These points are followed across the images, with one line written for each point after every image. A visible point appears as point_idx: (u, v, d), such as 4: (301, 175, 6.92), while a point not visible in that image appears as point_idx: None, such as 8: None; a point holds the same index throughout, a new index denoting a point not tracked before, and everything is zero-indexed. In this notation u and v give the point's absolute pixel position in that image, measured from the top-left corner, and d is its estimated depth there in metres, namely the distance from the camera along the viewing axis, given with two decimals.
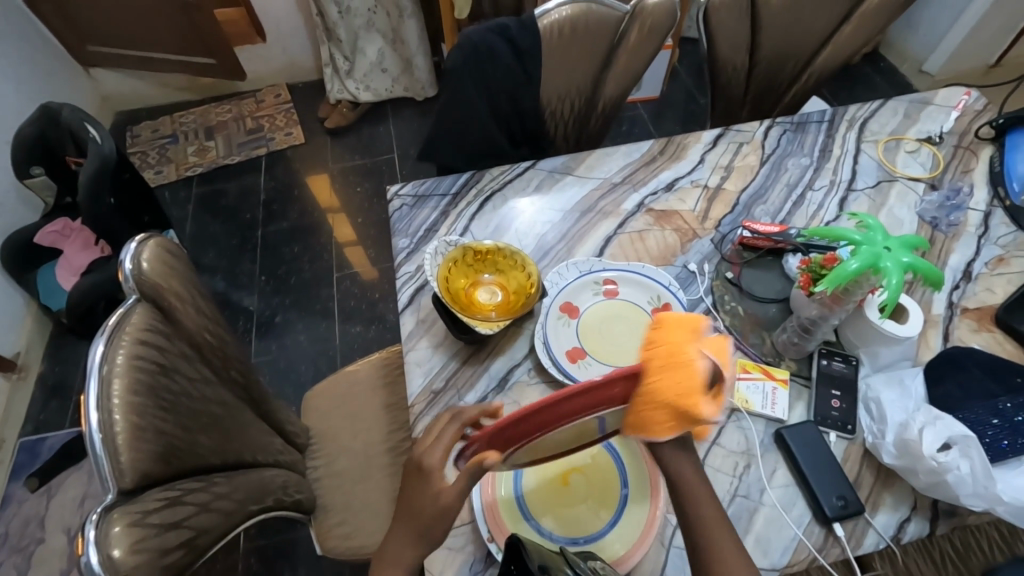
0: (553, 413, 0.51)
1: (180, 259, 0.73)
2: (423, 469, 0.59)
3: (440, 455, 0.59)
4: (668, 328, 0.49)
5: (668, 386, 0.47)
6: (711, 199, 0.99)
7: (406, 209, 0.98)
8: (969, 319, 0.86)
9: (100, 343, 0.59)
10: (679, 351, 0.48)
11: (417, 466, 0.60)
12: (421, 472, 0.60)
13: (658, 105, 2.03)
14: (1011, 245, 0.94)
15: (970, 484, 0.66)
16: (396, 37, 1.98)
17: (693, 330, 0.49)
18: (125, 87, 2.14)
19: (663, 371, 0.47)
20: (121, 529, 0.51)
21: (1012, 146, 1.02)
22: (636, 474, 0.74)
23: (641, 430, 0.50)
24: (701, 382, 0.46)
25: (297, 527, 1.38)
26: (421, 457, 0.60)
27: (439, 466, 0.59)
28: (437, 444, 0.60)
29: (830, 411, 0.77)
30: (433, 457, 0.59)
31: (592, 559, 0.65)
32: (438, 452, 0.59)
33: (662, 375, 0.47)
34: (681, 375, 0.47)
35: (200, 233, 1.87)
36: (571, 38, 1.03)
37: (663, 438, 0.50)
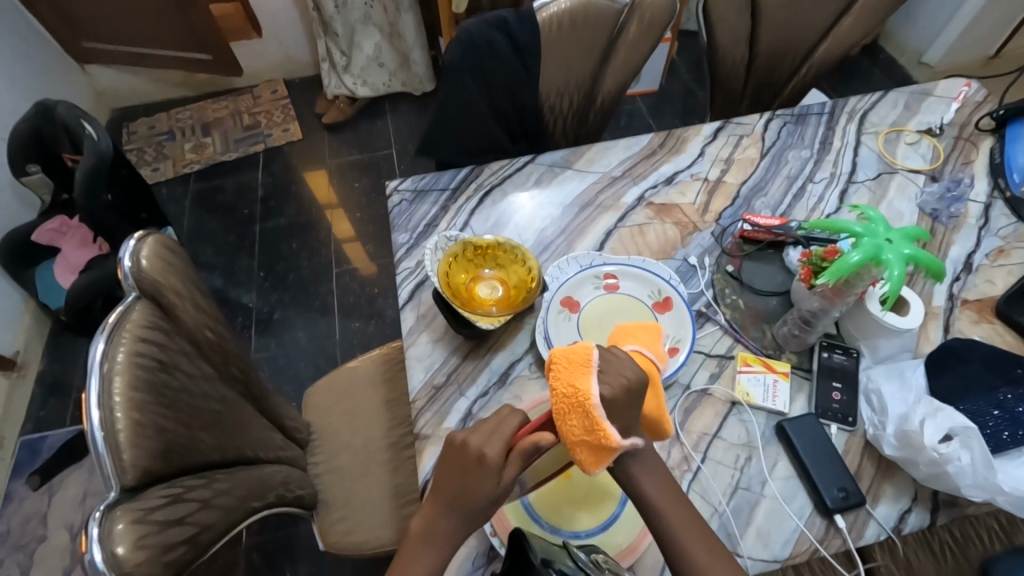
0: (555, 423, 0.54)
1: (179, 256, 0.73)
2: (483, 462, 0.54)
3: (503, 446, 0.54)
4: (563, 368, 0.53)
5: (574, 424, 0.50)
6: (711, 192, 0.99)
7: (405, 204, 0.98)
8: (969, 311, 0.86)
9: (100, 340, 0.59)
10: (574, 389, 0.51)
11: (475, 458, 0.55)
12: (478, 465, 0.54)
13: (657, 99, 2.03)
14: (1011, 236, 0.94)
15: (970, 475, 0.67)
16: (393, 31, 1.97)
17: (583, 366, 0.52)
18: (120, 83, 2.12)
19: (567, 410, 0.51)
20: (124, 527, 0.51)
21: (1012, 137, 1.02)
22: None
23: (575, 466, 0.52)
24: (599, 416, 0.49)
25: (298, 522, 1.38)
26: (482, 449, 0.54)
27: (502, 459, 0.54)
28: (495, 435, 0.55)
29: (831, 403, 0.77)
30: (494, 448, 0.54)
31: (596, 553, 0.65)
32: (502, 444, 0.54)
33: (565, 415, 0.51)
34: (582, 413, 0.50)
35: (198, 230, 1.86)
36: (569, 31, 1.03)
37: (597, 471, 0.52)
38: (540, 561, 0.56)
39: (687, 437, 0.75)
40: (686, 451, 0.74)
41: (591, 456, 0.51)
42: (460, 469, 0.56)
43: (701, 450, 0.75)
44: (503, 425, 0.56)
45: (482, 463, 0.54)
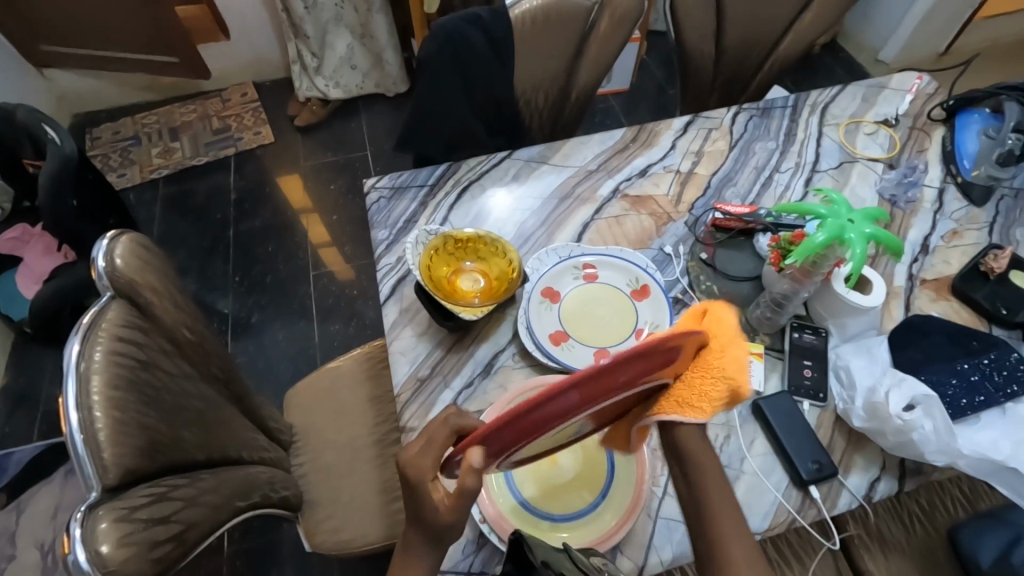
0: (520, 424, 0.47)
1: (155, 255, 0.71)
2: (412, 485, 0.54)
3: (432, 467, 0.54)
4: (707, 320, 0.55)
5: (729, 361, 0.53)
6: (684, 183, 1.02)
7: (384, 201, 0.98)
8: (928, 289, 0.91)
9: (75, 340, 0.58)
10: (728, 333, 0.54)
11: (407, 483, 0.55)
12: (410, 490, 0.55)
13: (628, 97, 2.07)
14: (964, 218, 1.00)
15: (933, 442, 0.71)
16: (366, 32, 1.96)
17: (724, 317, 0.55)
18: (82, 88, 2.07)
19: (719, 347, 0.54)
20: (108, 525, 0.51)
21: (962, 126, 1.07)
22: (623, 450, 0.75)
23: (695, 407, 0.54)
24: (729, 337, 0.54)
25: (281, 527, 1.36)
26: (408, 472, 0.55)
27: (430, 476, 0.54)
28: (426, 457, 0.55)
29: (803, 380, 0.80)
30: (422, 473, 0.54)
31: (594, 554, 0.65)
32: (428, 462, 0.54)
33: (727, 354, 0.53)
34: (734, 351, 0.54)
35: (170, 235, 1.82)
36: (542, 27, 1.04)
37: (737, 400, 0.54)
38: (542, 562, 0.57)
39: None
40: None
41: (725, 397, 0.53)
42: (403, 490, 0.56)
43: None
44: (433, 443, 0.55)
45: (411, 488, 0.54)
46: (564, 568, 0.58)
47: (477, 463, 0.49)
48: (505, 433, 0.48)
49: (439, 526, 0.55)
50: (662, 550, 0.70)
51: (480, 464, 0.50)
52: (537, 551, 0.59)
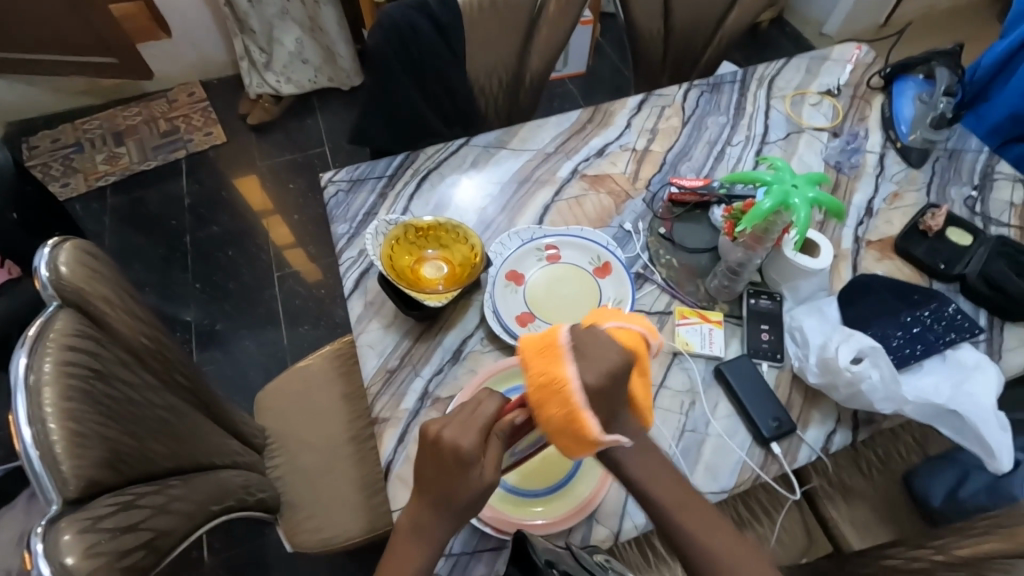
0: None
1: (104, 262, 0.69)
2: (460, 455, 0.54)
3: (480, 437, 0.54)
4: (536, 356, 0.54)
5: (554, 414, 0.52)
6: (640, 161, 1.04)
7: (342, 195, 0.97)
8: (873, 250, 0.95)
9: (22, 353, 0.56)
10: (551, 375, 0.52)
11: (451, 452, 0.54)
12: (456, 459, 0.54)
13: (585, 80, 2.08)
14: (904, 180, 1.05)
15: (880, 391, 0.75)
16: (314, 24, 1.91)
17: (557, 351, 0.53)
18: (13, 95, 1.95)
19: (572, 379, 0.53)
20: (72, 537, 0.50)
21: (898, 93, 1.12)
22: None
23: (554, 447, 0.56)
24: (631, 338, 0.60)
25: (264, 532, 1.35)
26: (457, 443, 0.54)
27: (478, 449, 0.54)
28: (471, 425, 0.55)
29: (761, 343, 0.84)
30: (470, 440, 0.54)
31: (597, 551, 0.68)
32: (478, 435, 0.54)
33: (545, 404, 0.52)
34: (561, 400, 0.51)
35: (123, 245, 1.76)
36: (491, 11, 1.04)
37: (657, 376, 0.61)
38: (544, 562, 0.61)
39: None
40: None
41: (571, 445, 0.53)
42: (439, 462, 0.56)
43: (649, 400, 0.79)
44: (477, 414, 0.55)
45: (460, 457, 0.54)
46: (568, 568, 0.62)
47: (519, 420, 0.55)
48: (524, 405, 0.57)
49: (468, 501, 0.57)
50: (636, 514, 0.73)
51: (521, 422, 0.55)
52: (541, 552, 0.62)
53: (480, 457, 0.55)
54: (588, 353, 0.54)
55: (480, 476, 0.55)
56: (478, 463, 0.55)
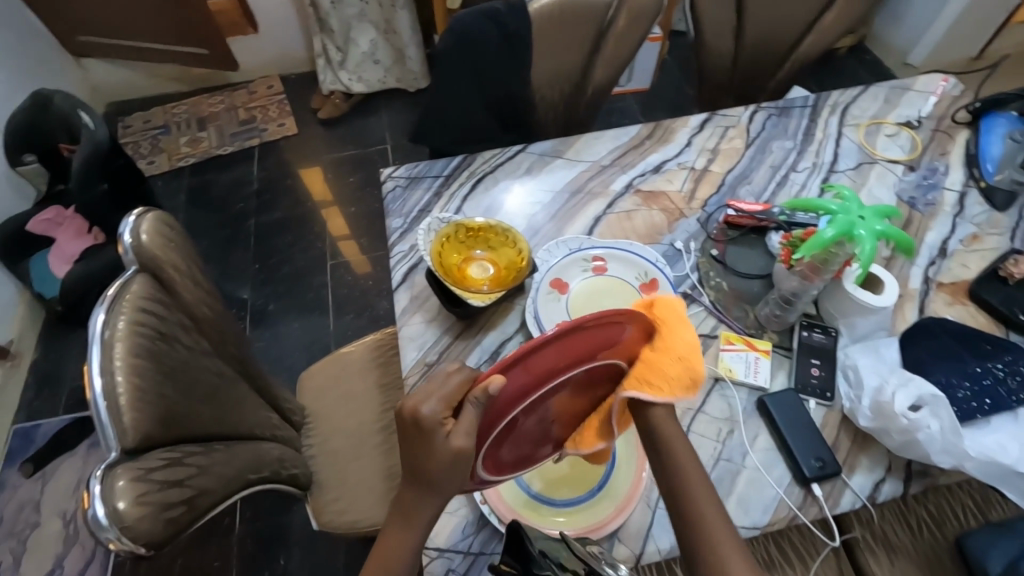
0: (537, 365, 0.53)
1: (178, 233, 0.74)
2: (421, 421, 0.54)
3: (441, 404, 0.54)
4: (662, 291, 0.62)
5: (688, 335, 0.58)
6: (697, 180, 1.02)
7: (399, 190, 1.00)
8: (943, 293, 0.89)
9: (101, 310, 0.61)
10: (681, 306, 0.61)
11: (414, 420, 0.54)
12: (417, 428, 0.54)
13: (647, 97, 2.06)
14: (985, 223, 0.98)
15: (938, 442, 0.70)
16: (389, 28, 1.99)
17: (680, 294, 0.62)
18: (116, 77, 2.14)
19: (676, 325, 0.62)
20: (125, 484, 0.53)
21: (986, 129, 1.05)
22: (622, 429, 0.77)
23: (652, 386, 0.58)
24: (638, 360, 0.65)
25: (291, 509, 1.40)
26: (418, 408, 0.54)
27: (439, 416, 0.54)
28: (435, 393, 0.55)
29: (810, 379, 0.80)
30: (430, 406, 0.54)
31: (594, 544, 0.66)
32: (438, 400, 0.54)
33: (678, 328, 0.59)
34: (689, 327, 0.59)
35: (194, 222, 1.88)
36: (560, 22, 1.06)
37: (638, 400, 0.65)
38: (538, 551, 0.60)
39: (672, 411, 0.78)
40: None
41: (683, 378, 0.58)
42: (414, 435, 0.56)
43: (685, 423, 0.77)
44: (444, 383, 0.55)
45: (419, 423, 0.54)
46: (563, 558, 0.60)
47: (494, 388, 0.51)
48: (518, 373, 0.53)
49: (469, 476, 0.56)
50: (662, 537, 0.71)
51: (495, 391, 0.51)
52: (536, 541, 0.62)
53: (440, 425, 0.54)
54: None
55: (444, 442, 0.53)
56: (440, 431, 0.53)
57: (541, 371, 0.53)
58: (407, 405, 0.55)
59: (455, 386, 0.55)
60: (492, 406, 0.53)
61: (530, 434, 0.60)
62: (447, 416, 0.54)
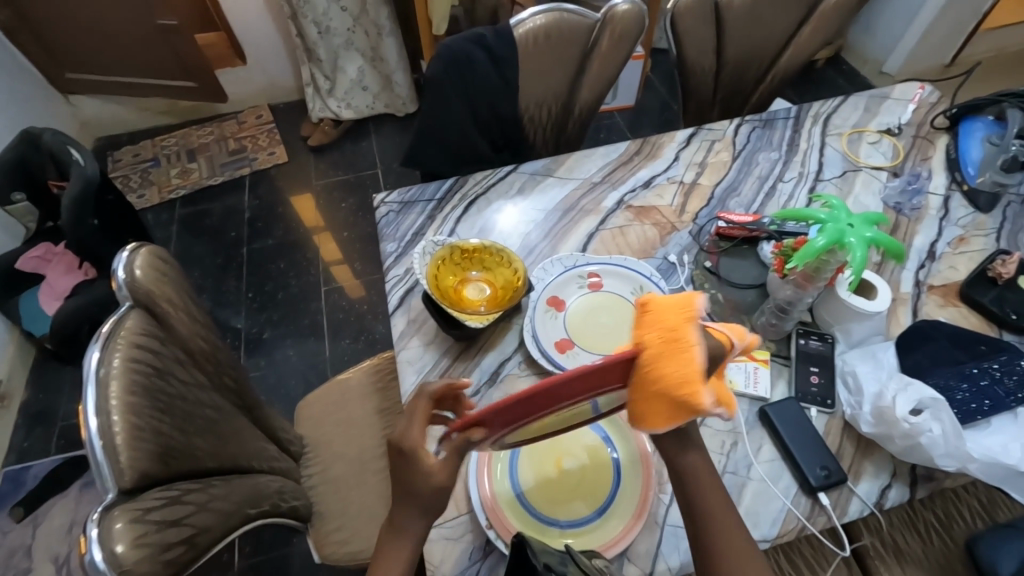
0: (592, 377, 0.48)
1: (172, 267, 0.74)
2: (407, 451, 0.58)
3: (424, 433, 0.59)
4: (668, 312, 0.50)
5: (672, 370, 0.48)
6: (687, 194, 1.03)
7: (392, 215, 1.00)
8: (935, 296, 0.91)
9: (96, 348, 0.60)
10: (680, 334, 0.49)
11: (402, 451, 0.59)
12: (400, 454, 0.59)
13: (633, 113, 2.10)
14: (970, 225, 1.00)
15: (942, 446, 0.70)
16: (376, 55, 2.02)
17: (694, 315, 0.50)
18: (105, 113, 2.15)
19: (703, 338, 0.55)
20: (123, 526, 0.52)
21: (965, 134, 1.08)
22: (625, 443, 0.77)
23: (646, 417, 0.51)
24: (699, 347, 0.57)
25: (290, 541, 1.37)
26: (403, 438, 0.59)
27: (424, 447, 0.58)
28: (416, 419, 0.60)
29: (809, 387, 0.80)
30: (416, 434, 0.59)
31: (596, 555, 0.66)
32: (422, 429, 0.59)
33: (664, 360, 0.48)
34: (681, 356, 0.48)
35: (186, 253, 1.87)
36: (545, 45, 1.08)
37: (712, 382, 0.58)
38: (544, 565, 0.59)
39: None
40: None
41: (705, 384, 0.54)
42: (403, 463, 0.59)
43: None
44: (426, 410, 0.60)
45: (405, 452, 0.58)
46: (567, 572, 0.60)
47: (477, 438, 0.53)
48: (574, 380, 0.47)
49: None
50: (670, 556, 0.70)
51: (479, 439, 0.54)
52: (538, 554, 0.61)
53: (421, 456, 0.58)
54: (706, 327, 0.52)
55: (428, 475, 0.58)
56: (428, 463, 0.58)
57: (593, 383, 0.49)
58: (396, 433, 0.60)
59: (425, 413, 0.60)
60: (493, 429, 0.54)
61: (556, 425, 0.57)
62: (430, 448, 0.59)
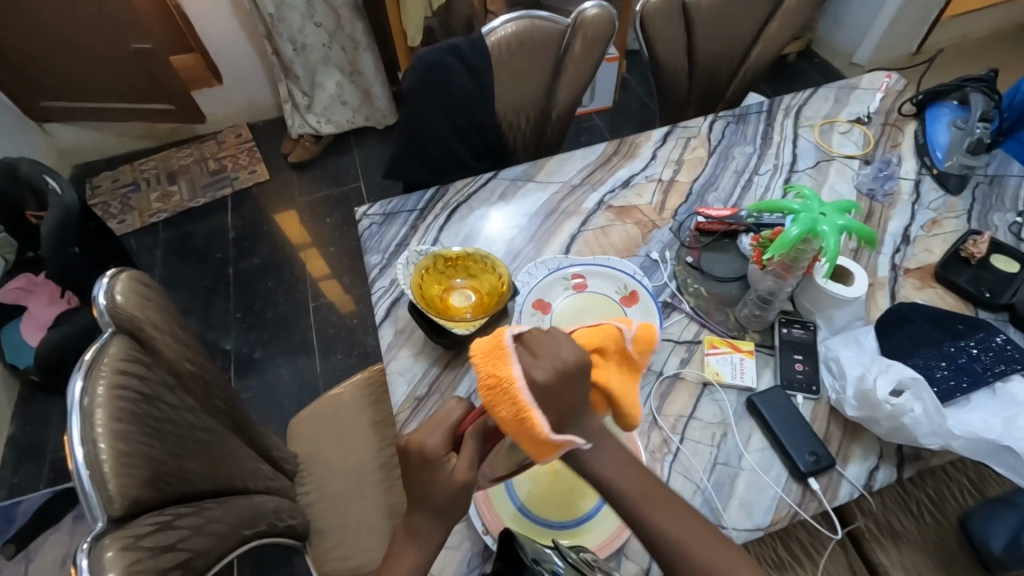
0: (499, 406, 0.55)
1: (154, 291, 0.74)
2: (426, 453, 0.56)
3: (445, 436, 0.57)
4: (483, 358, 0.52)
5: (504, 414, 0.50)
6: (666, 191, 1.05)
7: (375, 227, 1.01)
8: (912, 278, 0.92)
9: (79, 376, 0.60)
10: (497, 376, 0.50)
11: (419, 453, 0.56)
12: (423, 461, 0.56)
13: (611, 115, 2.12)
14: (942, 208, 1.02)
15: (925, 425, 0.72)
16: (353, 69, 2.02)
17: (505, 352, 0.51)
18: (82, 139, 2.13)
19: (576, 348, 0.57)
20: (114, 553, 0.51)
21: (932, 119, 1.11)
22: None
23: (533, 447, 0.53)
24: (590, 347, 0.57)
25: (292, 561, 1.35)
26: (423, 443, 0.57)
27: (444, 449, 0.56)
28: (438, 427, 0.58)
29: (795, 374, 0.81)
30: (435, 438, 0.57)
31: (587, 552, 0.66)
32: (444, 432, 0.57)
33: (496, 405, 0.50)
34: (509, 398, 0.49)
35: (171, 277, 1.86)
36: (518, 52, 1.09)
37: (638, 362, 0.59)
38: (531, 560, 0.60)
39: (664, 420, 0.78)
40: (664, 434, 0.77)
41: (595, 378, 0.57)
42: (411, 471, 0.57)
43: (679, 431, 0.78)
44: (447, 417, 0.58)
45: (425, 456, 0.56)
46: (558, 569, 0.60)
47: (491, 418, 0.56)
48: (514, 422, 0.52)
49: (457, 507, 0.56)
50: None
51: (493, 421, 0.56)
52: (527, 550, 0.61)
53: (444, 458, 0.56)
54: (538, 350, 0.53)
55: (451, 474, 0.56)
56: (446, 462, 0.56)
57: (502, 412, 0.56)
58: (411, 440, 0.57)
59: (455, 420, 0.58)
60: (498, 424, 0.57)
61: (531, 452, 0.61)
62: (448, 449, 0.57)
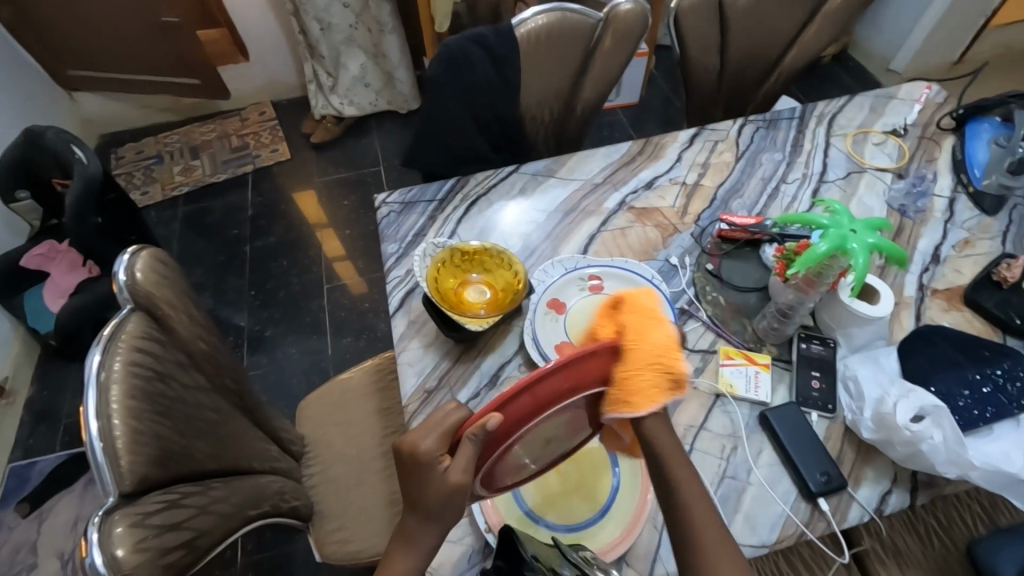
0: (542, 390, 0.53)
1: (172, 269, 0.74)
2: (419, 453, 0.55)
3: (440, 439, 0.56)
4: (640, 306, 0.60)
5: (659, 343, 0.57)
6: (689, 195, 1.03)
7: (393, 215, 1.00)
8: (939, 299, 0.90)
9: (96, 351, 0.60)
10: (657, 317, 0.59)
11: (412, 453, 0.56)
12: (416, 461, 0.56)
13: (636, 111, 2.09)
14: (975, 228, 0.99)
15: (943, 453, 0.70)
16: (378, 52, 2.01)
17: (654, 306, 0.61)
18: (109, 109, 2.15)
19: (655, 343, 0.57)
20: (123, 530, 0.52)
21: (972, 135, 1.07)
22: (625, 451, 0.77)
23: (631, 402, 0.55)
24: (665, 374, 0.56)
25: (293, 539, 1.37)
26: (416, 444, 0.56)
27: (438, 451, 0.56)
28: (433, 429, 0.57)
29: (811, 391, 0.80)
30: (430, 441, 0.56)
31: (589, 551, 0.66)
32: (438, 435, 0.56)
33: (648, 336, 0.57)
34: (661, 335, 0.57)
35: (189, 251, 1.88)
36: (547, 44, 1.07)
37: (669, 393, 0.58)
38: (531, 556, 0.60)
39: (674, 429, 0.78)
40: None
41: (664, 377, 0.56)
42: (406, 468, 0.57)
43: (688, 441, 0.77)
44: (444, 420, 0.57)
45: (419, 457, 0.55)
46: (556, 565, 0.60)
47: (493, 424, 0.52)
48: (524, 398, 0.53)
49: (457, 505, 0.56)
50: (669, 561, 0.70)
51: (495, 427, 0.52)
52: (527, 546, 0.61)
53: (437, 461, 0.55)
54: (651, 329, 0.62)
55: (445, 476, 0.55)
56: (439, 464, 0.55)
57: (545, 398, 0.53)
58: (405, 441, 0.57)
59: (455, 424, 0.57)
60: (494, 436, 0.54)
61: (530, 455, 0.61)
62: (442, 451, 0.56)
